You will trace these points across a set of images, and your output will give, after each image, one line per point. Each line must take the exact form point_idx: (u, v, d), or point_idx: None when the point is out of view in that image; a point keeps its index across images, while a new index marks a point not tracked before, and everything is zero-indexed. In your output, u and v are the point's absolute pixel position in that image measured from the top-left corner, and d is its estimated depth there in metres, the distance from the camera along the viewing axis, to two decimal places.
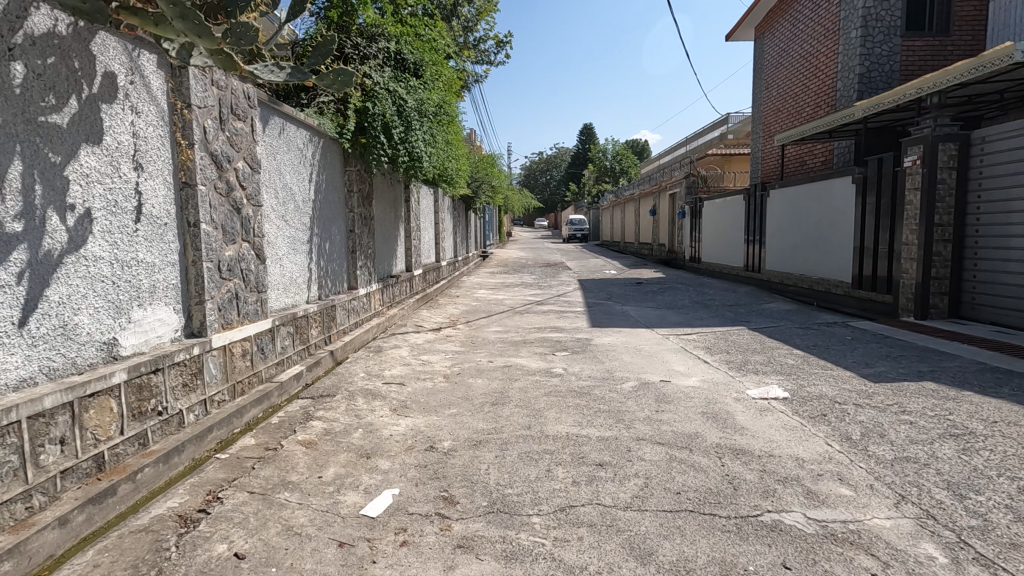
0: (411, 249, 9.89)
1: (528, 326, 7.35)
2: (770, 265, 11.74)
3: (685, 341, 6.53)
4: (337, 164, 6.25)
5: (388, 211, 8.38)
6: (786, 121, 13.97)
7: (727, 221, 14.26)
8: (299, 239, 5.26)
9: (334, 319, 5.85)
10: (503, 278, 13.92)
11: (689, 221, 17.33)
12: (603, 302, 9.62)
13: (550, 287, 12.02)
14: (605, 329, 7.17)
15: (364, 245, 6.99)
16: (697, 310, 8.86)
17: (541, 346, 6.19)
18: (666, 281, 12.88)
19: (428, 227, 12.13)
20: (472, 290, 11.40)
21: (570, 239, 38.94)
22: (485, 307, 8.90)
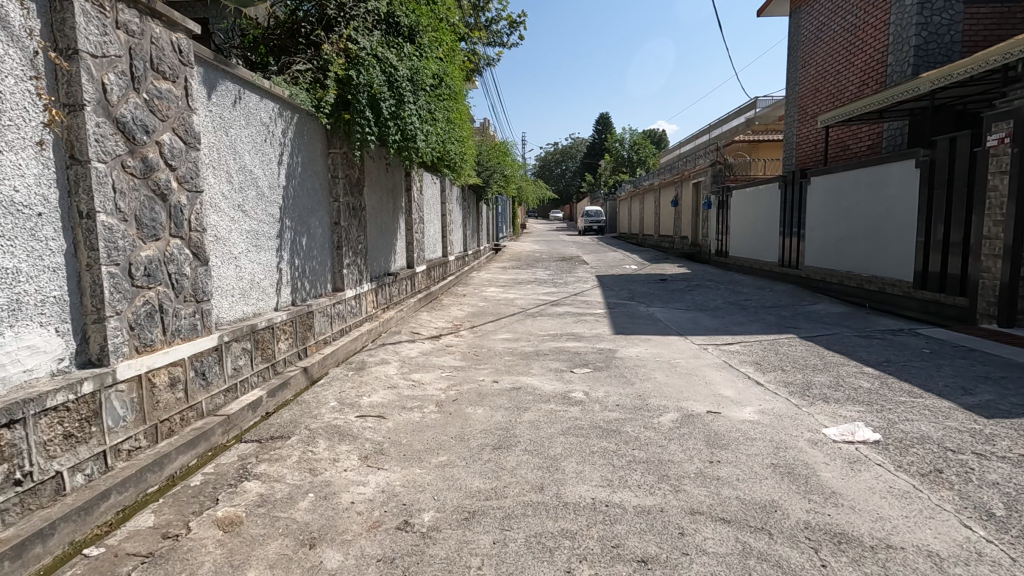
0: (412, 243, 8.95)
1: (542, 333, 6.39)
2: (810, 260, 10.61)
3: (728, 353, 5.52)
4: (316, 145, 5.33)
5: (383, 200, 7.44)
6: (827, 102, 12.75)
7: (758, 212, 13.11)
8: (263, 233, 4.36)
9: (311, 328, 4.94)
10: (516, 274, 12.96)
11: (716, 212, 16.16)
12: (626, 303, 8.61)
13: (566, 284, 11.02)
14: (631, 337, 6.18)
15: (353, 239, 6.07)
16: (734, 312, 7.82)
17: (557, 360, 5.22)
18: (693, 277, 11.81)
19: (434, 220, 11.19)
20: (481, 288, 10.44)
21: (586, 232, 37.80)
22: (494, 309, 7.94)
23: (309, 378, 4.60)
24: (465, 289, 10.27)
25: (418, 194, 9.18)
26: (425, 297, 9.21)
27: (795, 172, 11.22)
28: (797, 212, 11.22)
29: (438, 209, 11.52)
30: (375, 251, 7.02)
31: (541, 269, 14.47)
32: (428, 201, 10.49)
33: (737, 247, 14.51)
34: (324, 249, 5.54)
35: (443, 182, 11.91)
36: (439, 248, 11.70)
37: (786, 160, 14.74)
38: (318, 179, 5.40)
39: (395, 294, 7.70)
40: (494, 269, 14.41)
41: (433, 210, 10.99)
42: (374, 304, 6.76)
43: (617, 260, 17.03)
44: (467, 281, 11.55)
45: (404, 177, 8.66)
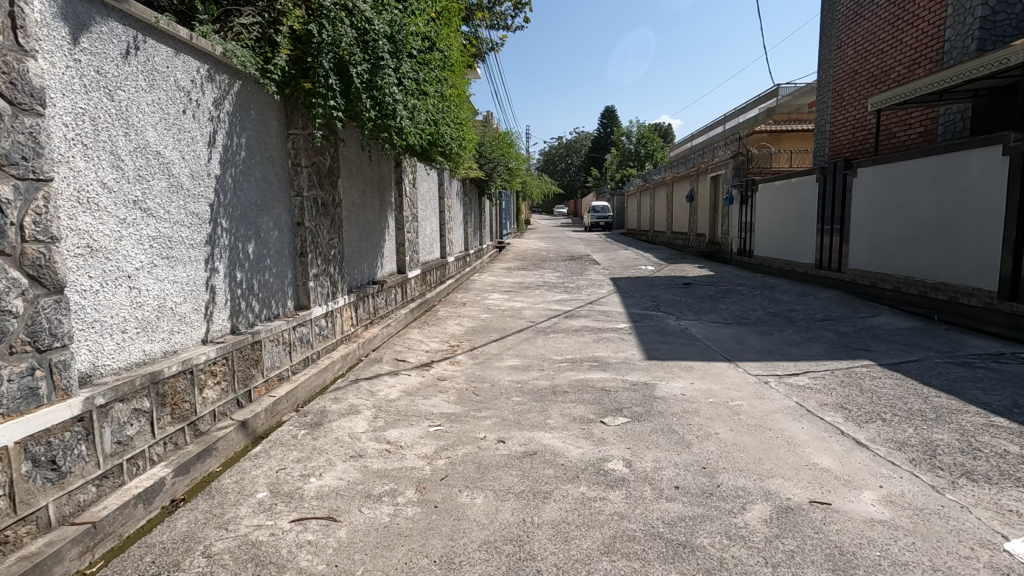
0: (403, 244, 7.76)
1: (557, 358, 5.22)
2: (855, 262, 9.39)
3: (796, 389, 4.35)
4: (268, 123, 4.12)
5: (363, 194, 6.24)
6: (868, 85, 11.45)
7: (790, 208, 11.85)
8: (181, 240, 3.16)
9: (258, 363, 3.76)
10: (522, 276, 11.78)
11: (738, 207, 14.91)
12: (652, 314, 7.43)
13: (579, 289, 9.84)
14: (669, 363, 5.02)
15: (322, 243, 4.88)
16: (781, 327, 6.63)
17: (580, 401, 4.04)
18: (720, 280, 10.60)
19: (431, 217, 10.00)
20: (484, 294, 9.26)
21: (592, 228, 36.58)
22: (498, 323, 6.75)
23: (251, 433, 3.44)
24: (465, 296, 9.06)
25: (409, 188, 7.96)
26: (419, 306, 8.04)
27: (836, 162, 9.96)
28: (837, 207, 9.97)
29: (434, 205, 10.31)
30: (353, 256, 5.84)
31: (549, 270, 13.28)
32: (423, 196, 9.28)
33: (763, 246, 13.27)
34: (282, 257, 4.35)
35: (440, 174, 10.70)
36: (436, 248, 10.51)
37: (817, 151, 13.47)
38: (271, 168, 4.20)
39: (380, 306, 6.53)
40: (498, 271, 13.24)
41: (429, 206, 9.79)
42: (353, 321, 5.59)
43: (631, 260, 15.81)
44: (469, 285, 10.38)
45: (392, 168, 7.44)
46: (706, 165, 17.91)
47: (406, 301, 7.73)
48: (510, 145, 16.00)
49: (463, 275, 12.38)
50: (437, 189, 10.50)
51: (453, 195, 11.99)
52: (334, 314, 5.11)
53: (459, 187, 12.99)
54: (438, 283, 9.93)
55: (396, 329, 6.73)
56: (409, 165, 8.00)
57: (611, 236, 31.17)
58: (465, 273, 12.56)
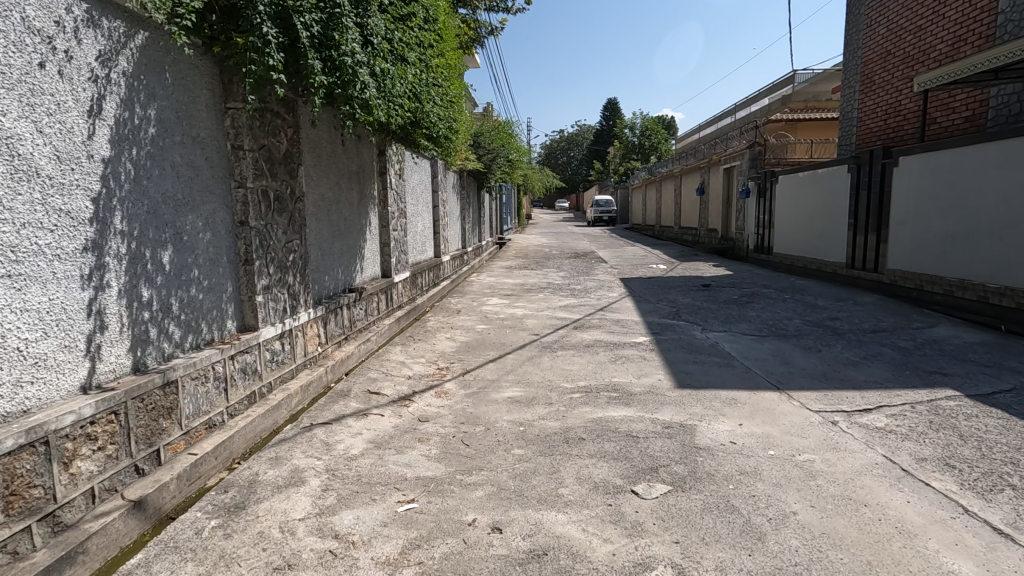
0: (388, 244, 6.81)
1: (567, 387, 4.26)
2: (895, 261, 8.43)
3: (875, 434, 3.40)
4: (190, 92, 3.14)
5: (334, 185, 5.26)
6: (903, 67, 10.43)
7: (816, 202, 10.87)
8: (35, 250, 2.21)
9: (172, 411, 2.81)
10: (523, 277, 10.82)
11: (755, 201, 13.92)
12: (673, 324, 6.49)
13: (587, 292, 8.88)
14: (705, 394, 4.07)
15: (275, 247, 3.93)
16: (827, 341, 5.67)
17: (600, 456, 3.09)
18: (742, 282, 9.63)
19: (423, 211, 9.05)
20: (481, 298, 8.30)
21: (595, 223, 35.54)
22: (497, 337, 5.80)
23: (152, 514, 2.49)
24: (459, 301, 8.12)
25: (395, 178, 7.00)
26: (407, 314, 7.09)
27: (871, 150, 8.97)
28: (873, 201, 8.99)
29: (427, 197, 9.34)
30: (319, 260, 4.88)
31: (553, 269, 12.31)
32: (413, 187, 8.32)
33: (784, 242, 12.29)
34: (217, 265, 3.39)
35: (432, 163, 9.73)
36: (429, 246, 9.55)
37: (843, 140, 12.47)
38: (198, 151, 3.22)
39: (358, 318, 5.58)
40: (497, 270, 12.28)
41: (420, 199, 8.81)
42: (319, 339, 4.65)
43: (640, 258, 14.82)
44: (466, 287, 9.44)
45: (374, 156, 6.48)
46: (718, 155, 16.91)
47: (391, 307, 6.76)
48: (511, 135, 15.00)
49: (460, 275, 11.44)
50: (429, 179, 9.54)
51: (449, 187, 11.05)
52: (293, 334, 4.16)
53: (455, 177, 12.00)
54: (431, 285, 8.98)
55: (378, 344, 5.79)
56: (397, 152, 7.01)
57: (614, 231, 30.21)
58: (462, 273, 11.62)
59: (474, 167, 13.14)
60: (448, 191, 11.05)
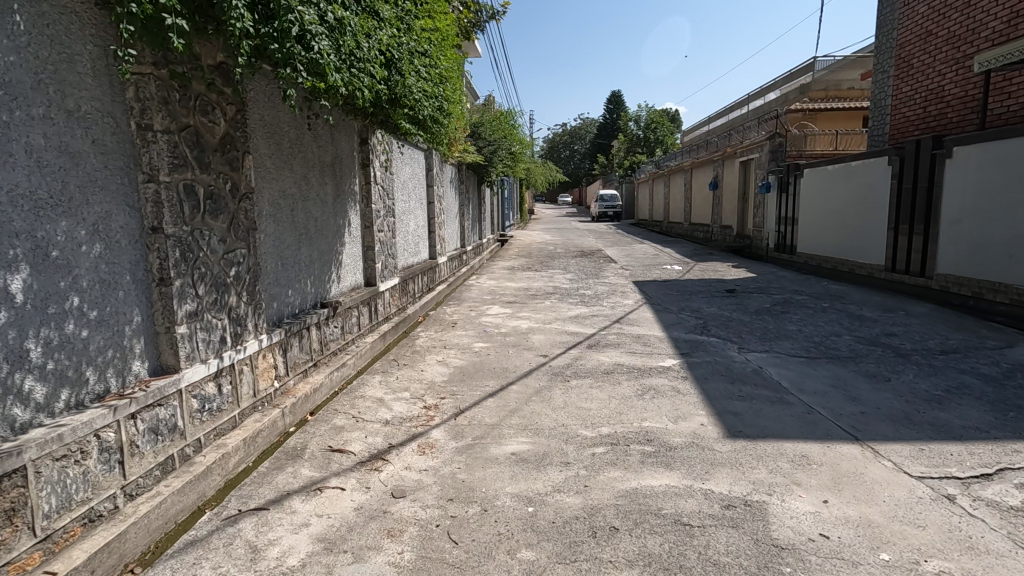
0: (372, 247, 5.88)
1: (587, 437, 3.34)
2: (946, 265, 7.50)
3: (1017, 521, 2.47)
4: (58, 44, 2.20)
5: (299, 179, 4.33)
6: (948, 47, 9.42)
7: (848, 198, 9.90)
8: None
9: (17, 513, 1.91)
10: (527, 280, 9.89)
11: (776, 196, 12.94)
12: (704, 342, 5.57)
13: (599, 299, 7.95)
14: (766, 449, 3.15)
15: (208, 259, 3.01)
16: (893, 366, 4.74)
17: (645, 563, 2.17)
18: (770, 286, 8.69)
19: (415, 207, 8.12)
20: (481, 307, 7.37)
21: (600, 219, 34.56)
22: (498, 360, 4.87)
23: None
24: (456, 311, 7.18)
25: (381, 171, 6.07)
26: (395, 327, 6.17)
27: (917, 140, 8.01)
28: (918, 196, 8.04)
29: (419, 191, 8.41)
30: (276, 271, 3.96)
31: (559, 271, 11.37)
32: (402, 180, 7.38)
33: (810, 241, 11.32)
34: (114, 289, 2.48)
35: (425, 153, 8.78)
36: (423, 246, 8.62)
37: (876, 130, 11.47)
38: (76, 129, 2.30)
39: (332, 339, 4.67)
40: (500, 271, 11.35)
41: (411, 194, 7.88)
42: (277, 372, 3.74)
43: (651, 257, 13.87)
44: (464, 293, 8.51)
45: (353, 144, 5.54)
46: (734, 147, 15.92)
47: (375, 321, 5.84)
48: (512, 126, 14.00)
49: (458, 278, 10.51)
50: (423, 171, 8.61)
51: (445, 181, 10.11)
52: (237, 370, 3.25)
53: (453, 170, 11.04)
54: (424, 291, 8.05)
55: (357, 369, 4.87)
56: (379, 136, 6.04)
57: (621, 227, 29.19)
58: (460, 275, 10.69)
59: (473, 160, 12.18)
60: (445, 185, 10.13)
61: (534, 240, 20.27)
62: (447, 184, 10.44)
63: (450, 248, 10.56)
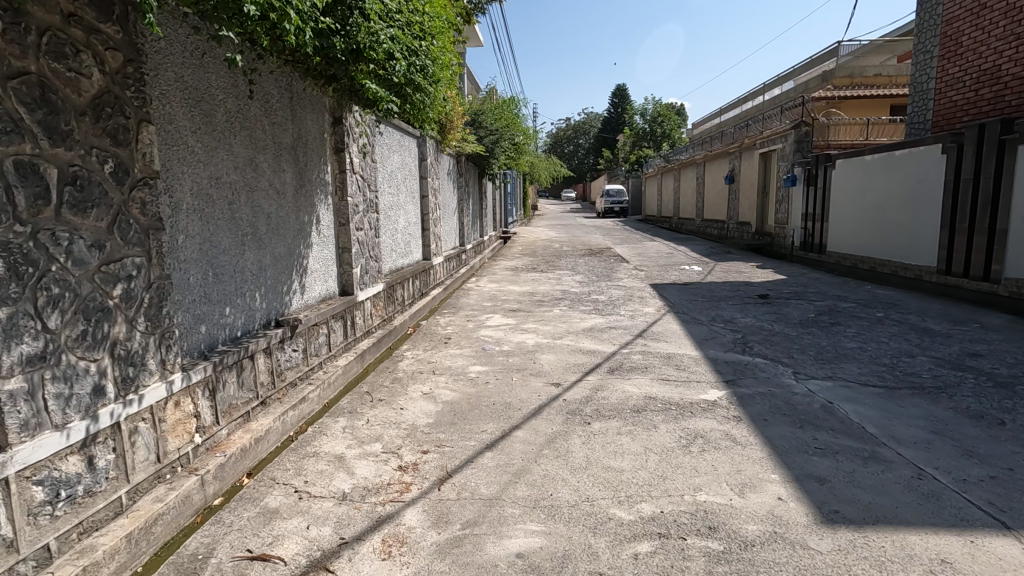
0: (347, 249, 4.90)
1: (622, 523, 2.37)
2: (1016, 268, 6.51)
3: None
4: None
5: (240, 164, 3.35)
6: (1006, 21, 8.34)
7: (891, 192, 8.87)
8: None
9: None
10: (532, 283, 8.90)
11: (802, 190, 11.91)
12: (749, 365, 4.58)
13: (615, 307, 6.96)
14: (886, 549, 2.17)
15: (69, 274, 2.04)
16: (997, 400, 3.76)
17: None
18: (807, 291, 7.69)
19: (405, 202, 7.14)
20: (479, 316, 6.39)
21: (605, 215, 33.49)
22: (499, 392, 3.89)
23: None
24: (451, 321, 6.20)
25: (359, 158, 5.09)
26: (377, 344, 5.20)
27: (981, 124, 6.97)
28: (981, 189, 7.01)
29: (411, 183, 7.42)
30: (202, 286, 2.98)
31: (566, 272, 10.36)
32: (389, 170, 6.39)
33: (843, 240, 10.29)
34: None
35: (417, 141, 7.79)
36: (415, 247, 7.63)
37: (916, 117, 10.43)
38: None
39: (288, 368, 3.69)
40: (502, 272, 10.39)
41: (400, 185, 6.89)
42: (200, 425, 2.76)
43: (665, 256, 12.85)
44: (461, 299, 7.53)
45: (322, 123, 4.54)
46: (754, 138, 14.85)
47: (352, 338, 4.86)
48: (515, 114, 12.94)
49: (455, 280, 9.52)
50: (415, 161, 7.63)
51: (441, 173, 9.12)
52: (126, 430, 2.28)
53: (450, 161, 10.05)
54: (415, 297, 7.07)
55: (322, 403, 3.90)
56: (355, 116, 5.02)
57: (628, 223, 28.10)
58: (458, 277, 9.72)
59: (473, 151, 11.16)
60: (441, 178, 9.15)
61: (538, 237, 19.26)
62: (444, 177, 9.46)
63: (446, 247, 9.57)
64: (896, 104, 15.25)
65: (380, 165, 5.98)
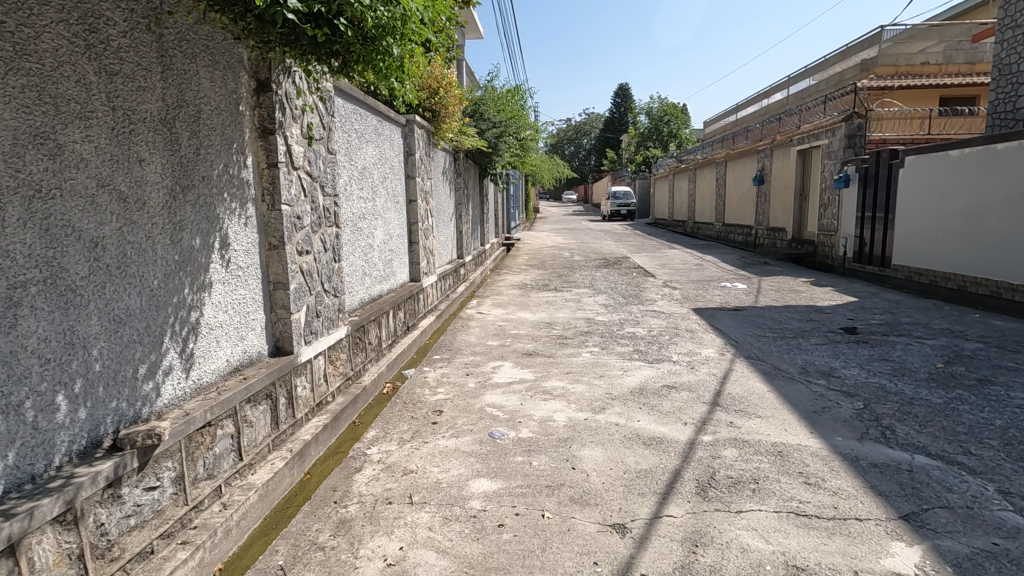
0: (282, 286, 3.19)
1: None
2: None
3: None
4: None
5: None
6: None
7: (993, 195, 7.20)
8: None
9: None
10: (546, 307, 7.18)
11: (857, 192, 10.21)
12: (914, 474, 2.88)
13: (662, 348, 5.23)
14: None
15: None
16: None
17: None
18: (903, 323, 5.98)
19: (383, 208, 5.44)
20: (483, 366, 4.67)
21: (611, 218, 31.81)
22: (524, 556, 2.19)
23: None
24: (443, 374, 4.48)
25: (303, 145, 3.38)
26: (333, 425, 3.48)
27: None
28: None
29: (392, 183, 5.72)
30: None
31: (584, 290, 8.65)
32: (358, 164, 4.68)
33: (917, 252, 8.60)
34: None
35: (401, 129, 6.09)
36: (399, 266, 5.93)
37: (1001, 104, 8.76)
38: None
39: (131, 528, 1.99)
40: (508, 290, 8.66)
41: (376, 185, 5.19)
42: None
43: (694, 267, 11.12)
44: (458, 334, 5.79)
45: (234, 87, 2.86)
46: (789, 133, 13.17)
47: (289, 423, 3.15)
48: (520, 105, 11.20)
49: (451, 303, 7.80)
50: (398, 154, 5.95)
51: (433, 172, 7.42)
52: None
53: (444, 158, 8.36)
54: (397, 336, 5.34)
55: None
56: (291, 79, 3.27)
57: (638, 227, 26.40)
58: (454, 298, 8.01)
59: (471, 146, 9.45)
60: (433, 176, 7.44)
61: (544, 244, 17.55)
62: (437, 176, 7.79)
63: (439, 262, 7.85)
64: (945, 95, 13.65)
65: (342, 156, 4.27)
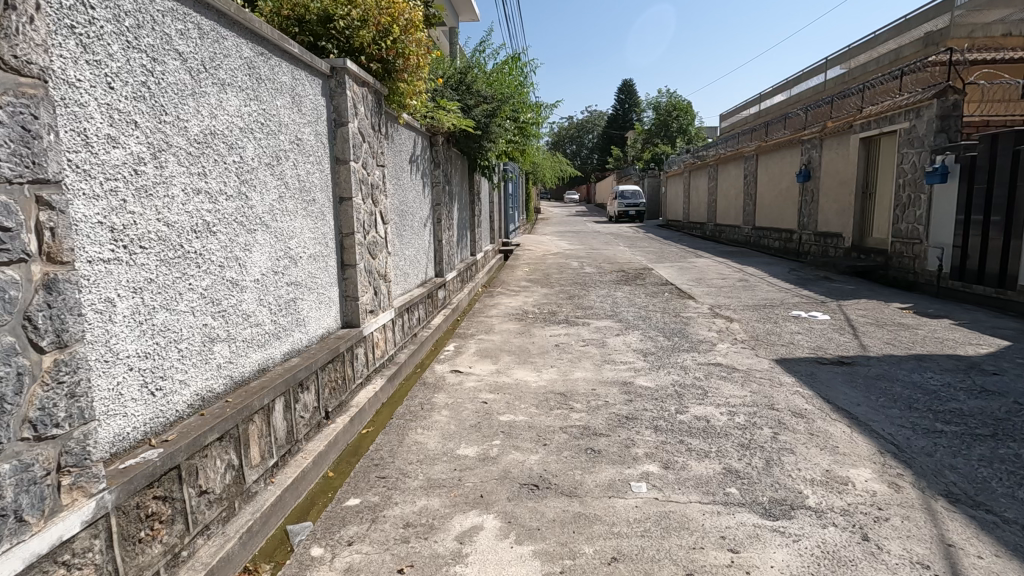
0: None
1: None
2: None
3: None
4: None
5: None
6: None
7: None
8: None
9: None
10: (555, 360, 4.81)
11: (958, 187, 7.84)
12: None
13: (775, 471, 2.86)
14: None
15: None
16: None
17: None
18: None
19: (273, 210, 3.05)
20: (441, 538, 2.28)
21: (618, 219, 29.46)
22: None
23: None
24: (350, 570, 2.11)
25: None
26: None
27: None
28: None
29: (296, 169, 3.33)
30: None
31: (605, 323, 6.28)
32: (179, 121, 2.29)
33: None
34: None
35: (321, 82, 3.71)
36: (314, 308, 3.55)
37: None
38: None
39: None
40: (503, 321, 6.30)
41: (248, 168, 2.80)
42: None
43: (740, 284, 8.76)
44: (412, 425, 3.42)
45: None
46: (848, 119, 10.78)
47: None
48: (518, 79, 8.77)
49: (422, 346, 5.42)
50: (313, 122, 3.56)
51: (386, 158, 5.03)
52: None
53: (410, 141, 6.00)
54: (296, 442, 2.97)
55: None
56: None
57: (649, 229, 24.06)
58: (427, 337, 5.64)
59: (453, 127, 7.07)
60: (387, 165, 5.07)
61: (547, 250, 15.20)
62: (397, 165, 5.43)
63: (399, 288, 5.47)
64: None
65: (102, 93, 1.88)
